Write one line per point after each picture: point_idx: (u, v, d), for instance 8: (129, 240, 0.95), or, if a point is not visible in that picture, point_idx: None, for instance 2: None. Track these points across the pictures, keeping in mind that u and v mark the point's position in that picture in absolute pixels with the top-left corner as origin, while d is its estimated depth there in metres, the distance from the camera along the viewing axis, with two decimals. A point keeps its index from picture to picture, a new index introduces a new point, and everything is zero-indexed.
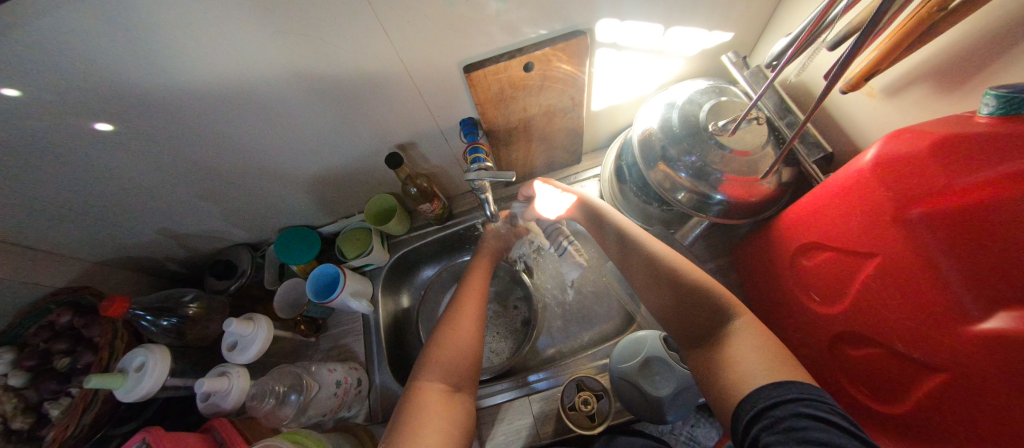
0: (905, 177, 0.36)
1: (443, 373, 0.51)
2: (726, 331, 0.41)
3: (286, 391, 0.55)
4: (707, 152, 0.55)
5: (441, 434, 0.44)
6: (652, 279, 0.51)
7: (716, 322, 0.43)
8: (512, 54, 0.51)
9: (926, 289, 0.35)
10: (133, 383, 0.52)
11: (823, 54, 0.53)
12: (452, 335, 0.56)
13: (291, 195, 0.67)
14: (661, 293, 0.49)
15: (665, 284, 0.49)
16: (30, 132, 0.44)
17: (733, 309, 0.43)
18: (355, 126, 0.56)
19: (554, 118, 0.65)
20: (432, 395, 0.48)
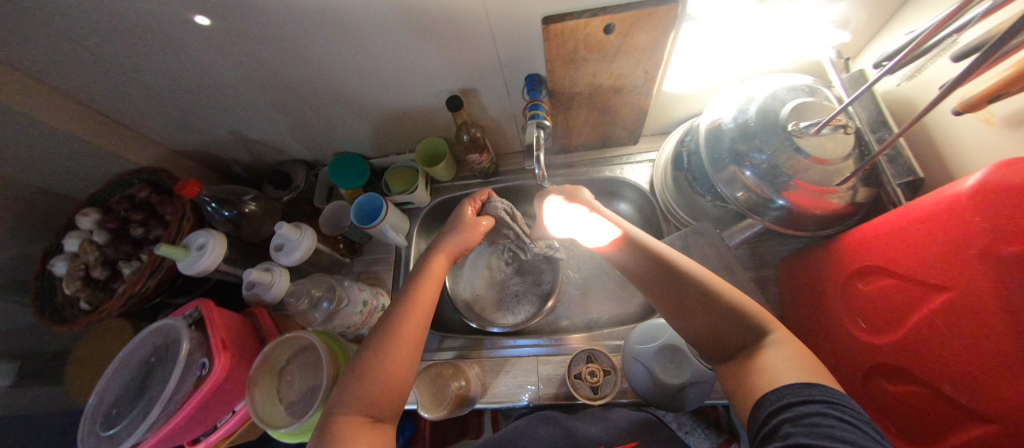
0: (1005, 209, 0.32)
1: (364, 404, 0.40)
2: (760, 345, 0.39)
3: (318, 298, 0.60)
4: (780, 153, 0.52)
5: None
6: (685, 307, 0.45)
7: (747, 339, 0.40)
8: (595, 13, 0.49)
9: (1000, 336, 0.31)
10: (193, 260, 0.58)
11: (943, 67, 0.47)
12: (380, 352, 0.44)
13: (350, 122, 0.70)
14: (696, 321, 0.44)
15: (700, 308, 0.44)
16: (137, 14, 0.48)
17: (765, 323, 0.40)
18: (423, 63, 0.57)
19: (621, 92, 0.62)
20: (353, 432, 0.38)
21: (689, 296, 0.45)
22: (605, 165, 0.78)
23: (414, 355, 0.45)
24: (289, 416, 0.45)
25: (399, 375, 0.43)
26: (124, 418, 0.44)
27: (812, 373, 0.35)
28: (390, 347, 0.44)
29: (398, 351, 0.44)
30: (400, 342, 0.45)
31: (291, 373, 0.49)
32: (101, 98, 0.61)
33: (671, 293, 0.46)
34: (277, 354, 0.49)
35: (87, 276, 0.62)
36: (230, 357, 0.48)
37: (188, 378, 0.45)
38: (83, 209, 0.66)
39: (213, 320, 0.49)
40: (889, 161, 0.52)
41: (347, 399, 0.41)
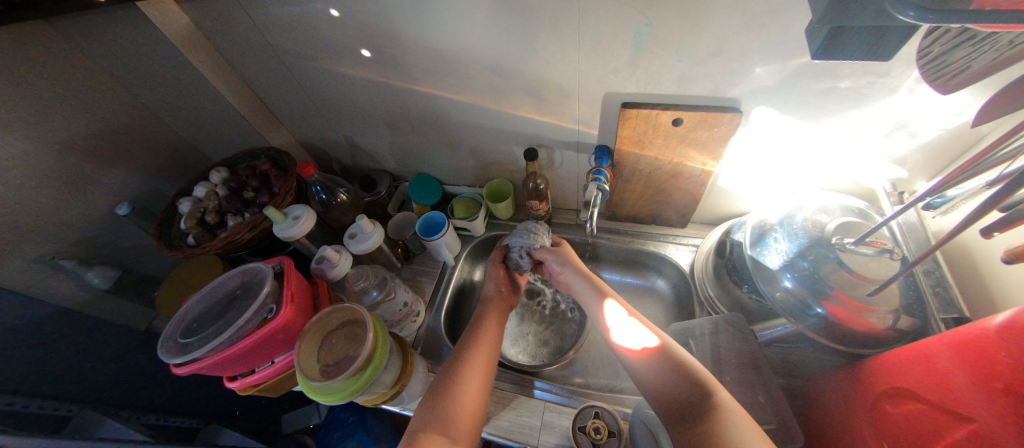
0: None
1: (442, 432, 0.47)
2: (718, 405, 0.44)
3: (372, 286, 0.67)
4: (823, 263, 0.54)
5: None
6: (668, 375, 0.49)
7: (702, 397, 0.45)
8: (667, 107, 0.59)
9: None
10: (286, 226, 0.69)
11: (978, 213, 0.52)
12: (469, 364, 0.55)
13: (439, 151, 0.83)
14: (680, 400, 0.46)
15: (683, 374, 0.48)
16: (323, 40, 0.63)
17: (713, 386, 0.46)
18: (513, 115, 0.68)
19: (677, 177, 0.70)
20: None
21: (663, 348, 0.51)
22: (650, 240, 0.83)
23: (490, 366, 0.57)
24: (322, 374, 0.52)
25: (477, 390, 0.53)
26: (199, 333, 0.53)
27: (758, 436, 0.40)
28: (468, 371, 0.54)
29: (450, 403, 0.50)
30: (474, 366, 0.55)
31: (336, 336, 0.56)
32: (268, 91, 0.80)
33: (656, 367, 0.50)
34: (330, 319, 0.57)
35: (201, 217, 0.76)
36: (292, 309, 0.56)
37: (256, 318, 0.53)
38: (217, 167, 0.82)
39: (292, 274, 0.58)
40: (937, 296, 0.53)
41: (426, 428, 0.47)
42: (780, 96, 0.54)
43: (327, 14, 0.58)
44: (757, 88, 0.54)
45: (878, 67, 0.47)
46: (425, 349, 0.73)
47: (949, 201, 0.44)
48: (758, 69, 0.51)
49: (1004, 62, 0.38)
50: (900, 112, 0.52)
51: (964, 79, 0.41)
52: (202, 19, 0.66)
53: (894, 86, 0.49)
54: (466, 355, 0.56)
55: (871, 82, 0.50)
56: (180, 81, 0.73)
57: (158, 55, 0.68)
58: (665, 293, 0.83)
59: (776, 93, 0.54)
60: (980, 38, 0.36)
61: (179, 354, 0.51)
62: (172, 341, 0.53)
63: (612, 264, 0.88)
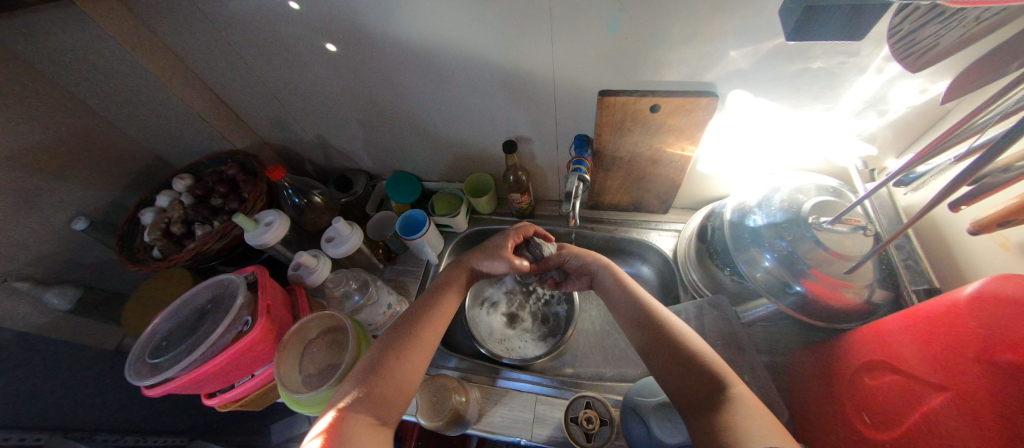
0: (1000, 318, 0.35)
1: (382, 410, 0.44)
2: (729, 396, 0.43)
3: (353, 289, 0.65)
4: (801, 242, 0.55)
5: None
6: (678, 365, 0.48)
7: (713, 387, 0.44)
8: (644, 94, 0.58)
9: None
10: (257, 233, 0.65)
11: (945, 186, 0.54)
12: (410, 343, 0.51)
13: (416, 147, 0.80)
14: (693, 390, 0.45)
15: (694, 364, 0.47)
16: (283, 35, 0.60)
17: (726, 376, 0.45)
18: (489, 108, 0.66)
19: (657, 163, 0.70)
20: (361, 430, 0.42)
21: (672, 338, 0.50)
22: (634, 227, 0.83)
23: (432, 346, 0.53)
24: (305, 385, 0.51)
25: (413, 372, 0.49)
26: (170, 351, 0.50)
27: (773, 428, 0.39)
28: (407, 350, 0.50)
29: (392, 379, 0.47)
30: (414, 348, 0.51)
31: (317, 345, 0.55)
32: (229, 91, 0.75)
33: (668, 354, 0.49)
34: (310, 327, 0.55)
35: (166, 228, 0.72)
36: (269, 321, 0.54)
37: (231, 332, 0.51)
38: (181, 175, 0.77)
39: (266, 283, 0.56)
40: (908, 268, 0.55)
41: (363, 403, 0.44)
42: (755, 78, 0.54)
43: (285, 7, 0.54)
44: (732, 71, 0.54)
45: (849, 46, 0.47)
46: None
47: (918, 178, 0.45)
48: (733, 52, 0.51)
49: (962, 42, 0.40)
50: (869, 90, 0.53)
51: (932, 58, 0.42)
52: (149, 17, 0.61)
53: (865, 66, 0.50)
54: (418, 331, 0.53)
55: (841, 62, 0.50)
56: (131, 84, 0.68)
57: (104, 57, 0.63)
58: (650, 279, 0.83)
59: (752, 75, 0.54)
60: (952, 14, 0.37)
61: (149, 376, 0.48)
62: (140, 361, 0.50)
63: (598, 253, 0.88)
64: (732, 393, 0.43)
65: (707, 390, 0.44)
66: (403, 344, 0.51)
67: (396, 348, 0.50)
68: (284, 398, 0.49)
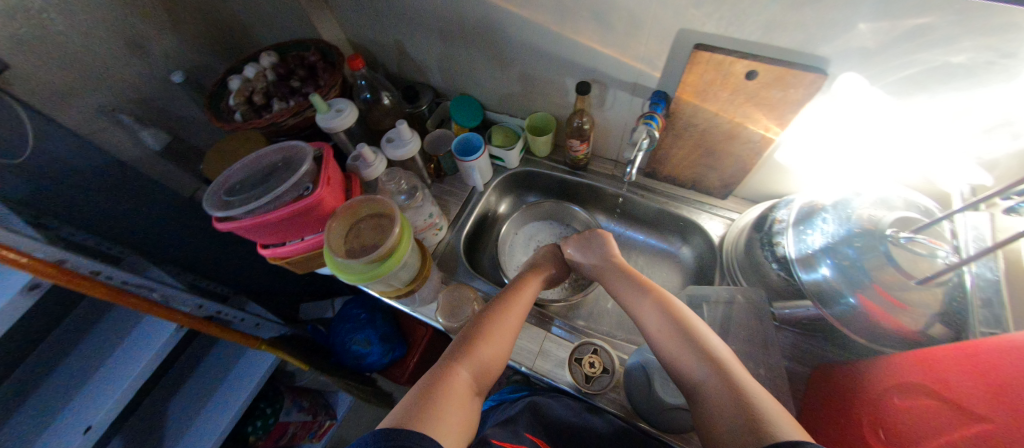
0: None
1: (474, 377, 0.50)
2: (744, 391, 0.41)
3: (403, 189, 0.68)
4: (870, 256, 0.51)
5: (456, 428, 0.44)
6: (688, 360, 0.47)
7: (722, 381, 0.43)
8: (744, 56, 0.54)
9: None
10: (329, 117, 0.69)
11: None
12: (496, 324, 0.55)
13: (487, 74, 0.79)
14: (703, 388, 0.44)
15: (703, 356, 0.46)
16: None
17: (732, 369, 0.44)
18: (571, 41, 0.64)
19: (733, 140, 0.65)
20: (458, 390, 0.48)
21: (679, 333, 0.49)
22: (685, 205, 0.79)
23: (515, 331, 0.57)
24: (349, 255, 0.56)
25: (497, 355, 0.54)
26: (239, 195, 0.56)
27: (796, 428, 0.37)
28: (492, 332, 0.54)
29: (484, 353, 0.53)
30: (497, 331, 0.55)
31: (363, 224, 0.59)
32: None
33: (677, 349, 0.48)
34: (361, 208, 0.59)
35: (249, 97, 0.77)
36: (327, 193, 0.58)
37: (293, 192, 0.56)
38: (268, 52, 0.82)
39: (328, 160, 0.60)
40: None
41: (461, 366, 0.50)
42: (876, 61, 0.49)
43: None
44: (852, 48, 0.49)
45: (1008, 41, 0.41)
46: (442, 264, 0.75)
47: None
48: (862, 23, 0.46)
49: None
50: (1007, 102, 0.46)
51: None
52: None
53: (1017, 71, 0.43)
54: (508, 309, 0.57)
55: (989, 62, 0.44)
56: None
57: None
58: (687, 261, 0.81)
59: (874, 56, 0.49)
60: None
61: (220, 209, 0.54)
62: (217, 196, 0.57)
63: (640, 223, 0.86)
64: (744, 385, 0.42)
65: (711, 383, 0.43)
66: (489, 322, 0.56)
67: (492, 326, 0.55)
68: (323, 257, 0.56)
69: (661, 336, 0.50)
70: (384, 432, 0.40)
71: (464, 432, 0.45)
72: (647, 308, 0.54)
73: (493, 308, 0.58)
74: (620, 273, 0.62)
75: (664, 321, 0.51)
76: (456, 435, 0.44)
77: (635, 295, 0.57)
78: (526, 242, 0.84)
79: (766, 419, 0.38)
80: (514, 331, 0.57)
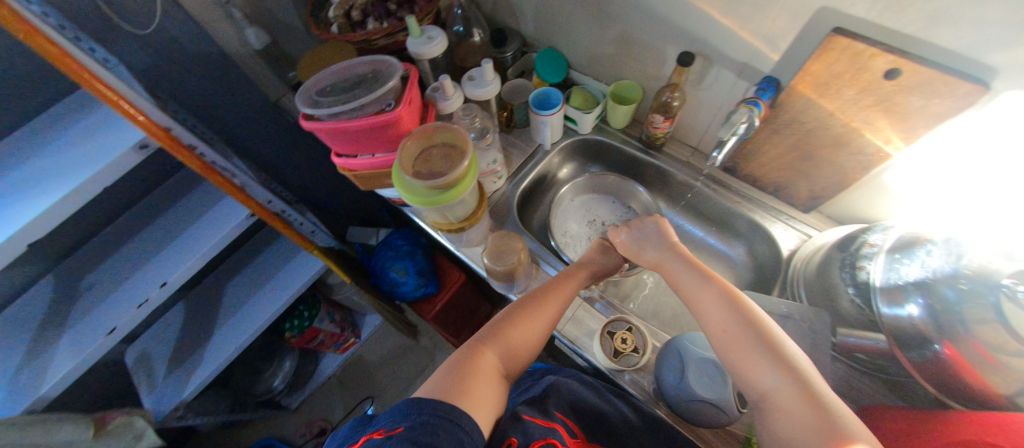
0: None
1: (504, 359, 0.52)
2: (824, 404, 0.37)
3: (474, 128, 0.69)
4: (977, 306, 0.43)
5: (485, 403, 0.46)
6: (757, 364, 0.43)
7: (795, 389, 0.39)
8: (890, 50, 0.46)
9: None
10: (419, 42, 0.70)
11: None
12: (533, 312, 0.56)
13: (580, 30, 0.75)
14: (772, 395, 0.40)
15: (777, 362, 0.42)
16: None
17: (811, 380, 0.40)
18: (685, 5, 0.59)
19: (841, 148, 0.59)
20: (487, 368, 0.49)
21: (751, 334, 0.45)
22: (761, 210, 0.74)
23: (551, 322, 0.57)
24: (414, 176, 0.58)
25: (528, 340, 0.55)
26: (328, 98, 0.59)
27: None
28: (528, 319, 0.55)
29: (516, 337, 0.54)
30: (533, 319, 0.56)
31: (433, 151, 0.60)
32: None
33: (745, 350, 0.44)
34: (435, 134, 0.60)
35: (348, 11, 0.80)
36: (406, 113, 0.60)
37: (376, 105, 0.58)
38: None
39: (413, 82, 0.62)
40: None
41: (492, 346, 0.52)
42: None
43: None
44: None
45: None
46: (494, 211, 0.76)
47: None
48: None
49: None
50: None
51: None
52: None
53: None
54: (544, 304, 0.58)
55: None
56: None
57: None
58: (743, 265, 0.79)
59: None
60: None
61: (310, 108, 0.58)
62: (308, 96, 0.60)
63: (703, 218, 0.83)
64: (827, 397, 0.38)
65: (784, 392, 0.40)
66: (526, 309, 0.56)
67: (528, 313, 0.56)
68: (392, 174, 0.58)
69: (727, 334, 0.47)
70: (415, 399, 0.41)
71: (490, 409, 0.47)
72: (711, 304, 0.51)
73: (532, 296, 0.58)
74: (683, 265, 0.58)
75: (732, 318, 0.47)
76: (483, 410, 0.45)
77: (701, 288, 0.53)
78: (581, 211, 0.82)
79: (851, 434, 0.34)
80: (551, 321, 0.57)
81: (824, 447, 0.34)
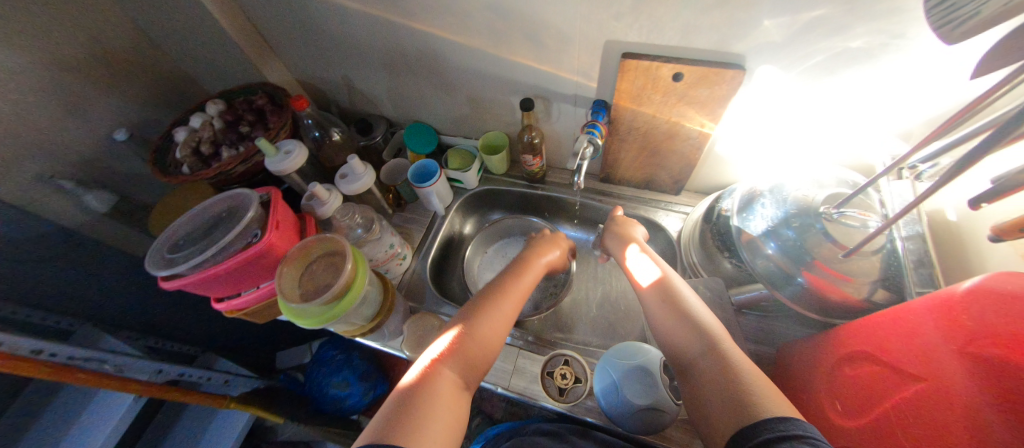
0: (985, 320, 0.33)
1: (463, 372, 0.49)
2: (735, 364, 0.43)
3: (358, 223, 0.67)
4: (810, 236, 0.53)
5: (446, 431, 0.42)
6: (686, 336, 0.48)
7: (710, 357, 0.45)
8: (668, 60, 0.56)
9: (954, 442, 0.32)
10: (277, 159, 0.69)
11: (970, 189, 0.52)
12: (487, 316, 0.54)
13: (435, 100, 0.81)
14: (698, 365, 0.46)
15: (698, 330, 0.48)
16: None
17: (723, 342, 0.46)
18: (509, 60, 0.65)
19: (674, 138, 0.68)
20: (446, 387, 0.46)
21: (680, 309, 0.51)
22: (643, 205, 0.82)
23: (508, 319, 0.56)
24: (301, 299, 0.55)
25: (487, 345, 0.52)
26: (184, 250, 0.55)
27: (783, 399, 0.39)
28: (482, 321, 0.53)
29: (473, 343, 0.51)
30: (487, 319, 0.54)
31: (316, 265, 0.59)
32: (265, 22, 0.78)
33: (674, 329, 0.50)
34: (313, 247, 0.58)
35: (196, 148, 0.76)
36: (278, 237, 0.58)
37: (242, 240, 0.56)
38: (213, 99, 0.81)
39: (276, 204, 0.60)
40: (915, 269, 0.52)
41: (449, 362, 0.48)
42: (785, 55, 0.52)
43: None
44: (763, 44, 0.51)
45: (895, 23, 0.44)
46: (409, 293, 0.74)
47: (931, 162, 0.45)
48: (766, 20, 0.48)
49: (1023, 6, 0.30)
50: (906, 78, 0.50)
51: (974, 29, 0.33)
52: None
53: (908, 48, 0.46)
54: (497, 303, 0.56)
55: (884, 44, 0.47)
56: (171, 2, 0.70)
57: None
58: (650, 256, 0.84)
59: (783, 52, 0.52)
60: None
61: (165, 267, 0.53)
62: (160, 256, 0.55)
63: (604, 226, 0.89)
64: (732, 354, 0.45)
65: (709, 357, 0.45)
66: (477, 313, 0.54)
67: (481, 315, 0.54)
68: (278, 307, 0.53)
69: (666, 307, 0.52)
70: None
71: (453, 434, 0.43)
72: (650, 286, 0.56)
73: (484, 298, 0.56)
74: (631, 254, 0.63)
75: (662, 296, 0.53)
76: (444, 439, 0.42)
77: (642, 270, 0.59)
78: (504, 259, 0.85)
79: (751, 385, 0.41)
80: (507, 318, 0.56)
81: (737, 407, 0.39)
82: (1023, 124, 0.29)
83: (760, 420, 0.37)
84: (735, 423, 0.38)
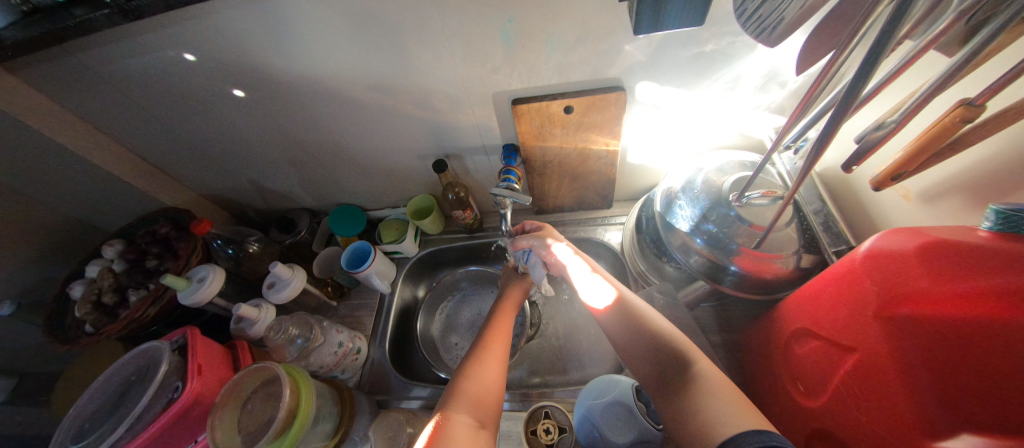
0: (886, 282, 0.36)
1: (475, 414, 0.43)
2: (678, 348, 0.45)
3: (295, 334, 0.62)
4: (729, 225, 0.55)
5: None
6: (629, 330, 0.49)
7: (657, 348, 0.46)
8: (555, 97, 0.58)
9: (897, 398, 0.33)
10: (191, 291, 0.63)
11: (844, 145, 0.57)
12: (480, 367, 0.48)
13: (352, 180, 0.79)
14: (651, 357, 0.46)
15: (636, 323, 0.49)
16: (187, 85, 0.58)
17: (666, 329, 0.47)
18: (411, 129, 0.65)
19: (587, 161, 0.70)
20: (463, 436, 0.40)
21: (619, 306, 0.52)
22: (581, 226, 0.84)
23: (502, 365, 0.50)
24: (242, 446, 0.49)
25: (490, 386, 0.47)
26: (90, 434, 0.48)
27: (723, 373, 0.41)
28: (484, 367, 0.48)
29: (480, 389, 0.46)
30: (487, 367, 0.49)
31: (253, 402, 0.53)
32: (149, 150, 0.73)
33: (618, 326, 0.51)
34: (244, 384, 0.53)
35: (97, 300, 0.69)
36: (201, 382, 0.52)
37: (159, 400, 0.50)
38: (109, 240, 0.74)
39: (193, 345, 0.55)
40: (826, 229, 0.56)
41: (460, 407, 0.43)
42: (654, 70, 0.55)
43: (184, 57, 0.53)
44: (632, 65, 0.54)
45: (733, 26, 0.49)
46: (373, 386, 0.70)
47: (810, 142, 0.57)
48: (626, 46, 0.51)
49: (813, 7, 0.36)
50: (760, 65, 0.54)
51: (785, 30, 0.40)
52: (49, 87, 0.60)
53: (752, 43, 0.51)
54: (484, 344, 0.52)
55: (731, 43, 0.51)
56: (33, 157, 0.64)
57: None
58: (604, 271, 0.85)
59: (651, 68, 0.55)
60: None
61: None
62: None
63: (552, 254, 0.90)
64: (673, 337, 0.47)
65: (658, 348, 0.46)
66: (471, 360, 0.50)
67: (480, 359, 0.50)
68: None
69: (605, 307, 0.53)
70: None
71: None
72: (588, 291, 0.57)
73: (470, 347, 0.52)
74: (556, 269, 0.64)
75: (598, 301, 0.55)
76: None
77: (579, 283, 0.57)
78: (470, 318, 0.81)
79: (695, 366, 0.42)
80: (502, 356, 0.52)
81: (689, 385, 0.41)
82: (851, 108, 0.32)
83: (715, 399, 0.38)
84: (694, 402, 0.39)
